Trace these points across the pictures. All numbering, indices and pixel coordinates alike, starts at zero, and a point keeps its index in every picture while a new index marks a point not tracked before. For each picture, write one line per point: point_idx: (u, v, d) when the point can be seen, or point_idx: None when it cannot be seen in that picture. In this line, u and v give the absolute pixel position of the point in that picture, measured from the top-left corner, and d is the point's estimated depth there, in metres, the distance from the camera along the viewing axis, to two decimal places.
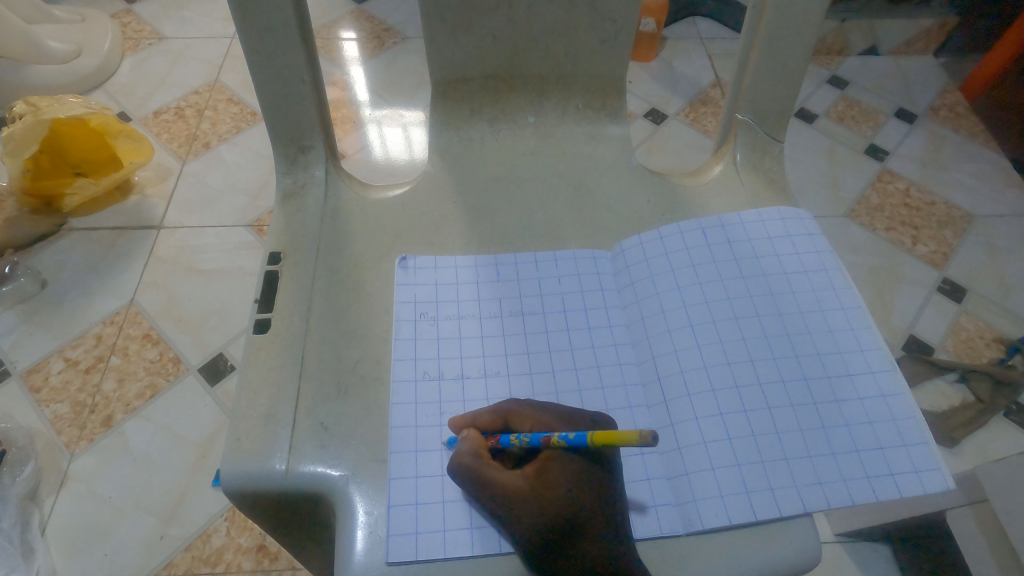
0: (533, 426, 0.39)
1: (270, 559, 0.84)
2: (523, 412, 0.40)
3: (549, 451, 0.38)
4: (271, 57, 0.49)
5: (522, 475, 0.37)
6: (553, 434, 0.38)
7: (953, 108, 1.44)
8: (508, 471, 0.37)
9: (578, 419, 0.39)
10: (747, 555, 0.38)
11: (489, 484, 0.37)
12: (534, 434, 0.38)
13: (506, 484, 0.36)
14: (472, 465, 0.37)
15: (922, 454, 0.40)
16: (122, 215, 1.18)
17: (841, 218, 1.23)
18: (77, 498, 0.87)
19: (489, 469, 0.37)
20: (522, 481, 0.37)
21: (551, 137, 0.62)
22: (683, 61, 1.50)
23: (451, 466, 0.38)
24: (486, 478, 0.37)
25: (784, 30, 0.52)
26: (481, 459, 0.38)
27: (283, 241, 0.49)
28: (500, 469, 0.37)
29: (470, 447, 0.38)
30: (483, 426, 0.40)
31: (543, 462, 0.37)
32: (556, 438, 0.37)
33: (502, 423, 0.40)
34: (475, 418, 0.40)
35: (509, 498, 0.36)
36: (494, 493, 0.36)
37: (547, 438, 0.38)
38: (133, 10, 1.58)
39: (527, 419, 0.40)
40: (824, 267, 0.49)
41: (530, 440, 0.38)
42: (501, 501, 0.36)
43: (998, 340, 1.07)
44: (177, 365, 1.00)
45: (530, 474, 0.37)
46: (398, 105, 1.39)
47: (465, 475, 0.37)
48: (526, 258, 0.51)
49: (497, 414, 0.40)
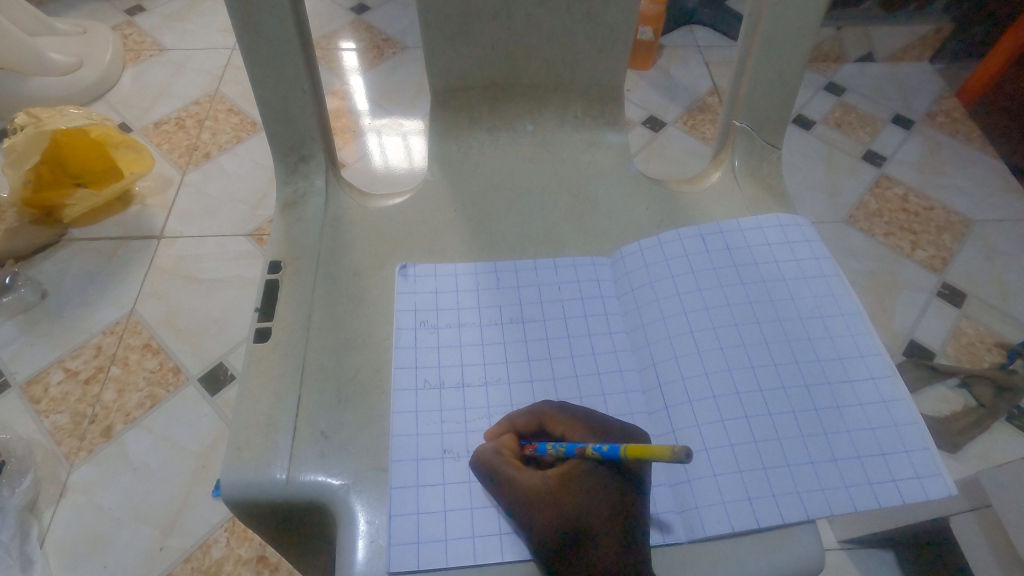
0: (567, 433, 0.39)
1: (269, 570, 0.83)
2: (558, 417, 0.39)
3: (580, 461, 0.37)
4: (271, 66, 0.49)
5: (542, 474, 0.37)
6: (588, 445, 0.37)
7: (950, 113, 1.44)
8: (528, 470, 0.37)
9: (609, 433, 0.38)
10: (750, 564, 0.38)
11: (505, 481, 0.37)
12: (570, 444, 0.37)
13: (524, 482, 0.36)
14: (493, 462, 0.38)
15: (923, 460, 0.40)
16: (123, 225, 1.18)
17: (839, 224, 1.23)
18: (76, 510, 0.87)
19: (509, 467, 0.37)
20: (542, 482, 0.36)
21: (550, 145, 0.62)
22: (681, 68, 1.51)
23: (473, 462, 0.38)
24: (505, 475, 0.37)
25: (779, 38, 0.53)
26: (501, 455, 0.38)
27: (284, 250, 0.49)
28: (519, 468, 0.37)
29: (494, 445, 0.39)
30: (520, 429, 0.40)
31: (569, 470, 0.36)
32: (592, 449, 0.36)
33: (537, 425, 0.40)
34: (511, 422, 0.40)
35: (525, 497, 0.36)
36: (510, 490, 0.37)
37: (581, 449, 0.37)
38: (134, 22, 1.59)
39: (561, 426, 0.39)
40: (824, 273, 0.49)
41: (566, 449, 0.37)
42: (516, 499, 0.36)
43: (999, 345, 1.06)
44: (177, 374, 1.00)
45: (552, 476, 0.36)
46: (397, 115, 1.40)
47: (483, 471, 0.38)
48: (525, 266, 0.51)
49: (532, 415, 0.40)
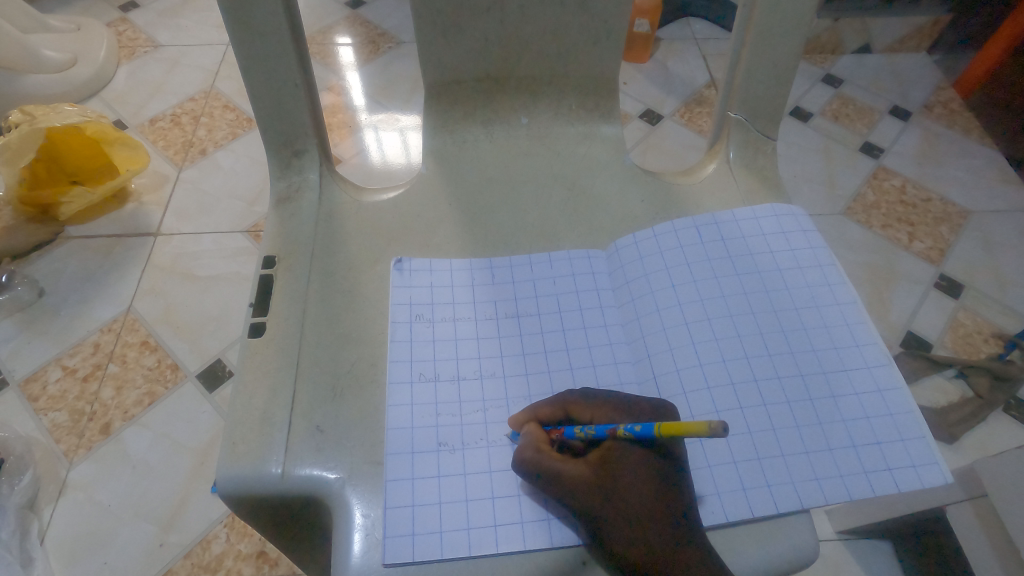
0: (595, 417, 0.39)
1: (270, 565, 0.83)
2: (583, 403, 0.40)
3: (614, 441, 0.37)
4: (264, 62, 0.49)
5: (584, 463, 0.37)
6: (619, 426, 0.37)
7: (948, 105, 1.44)
8: (571, 461, 0.37)
9: (637, 410, 0.39)
10: (748, 554, 0.38)
11: (552, 476, 0.37)
12: (600, 426, 0.38)
13: (570, 475, 0.36)
14: (535, 459, 0.38)
15: (919, 448, 0.40)
16: (119, 222, 1.18)
17: (837, 216, 1.23)
18: (76, 507, 0.87)
19: (552, 460, 0.37)
20: (586, 469, 0.37)
21: (544, 137, 0.62)
22: (678, 62, 1.51)
23: (515, 462, 0.38)
24: (550, 470, 0.37)
25: (775, 29, 0.52)
26: (541, 452, 0.38)
27: (278, 245, 0.49)
28: (561, 459, 0.37)
29: (531, 441, 0.39)
30: (545, 419, 0.40)
31: (608, 453, 0.37)
32: (623, 430, 0.37)
33: (563, 414, 0.40)
34: (535, 412, 0.40)
35: (574, 487, 0.36)
36: (560, 484, 0.36)
37: (613, 430, 0.37)
38: (128, 19, 1.58)
39: (588, 410, 0.39)
40: (820, 263, 0.49)
41: (596, 431, 0.38)
42: (566, 492, 0.36)
43: (996, 335, 1.07)
44: (175, 371, 1.00)
45: (594, 462, 0.37)
46: (394, 110, 1.39)
47: (529, 469, 0.38)
48: (520, 261, 0.51)
49: (558, 406, 0.40)
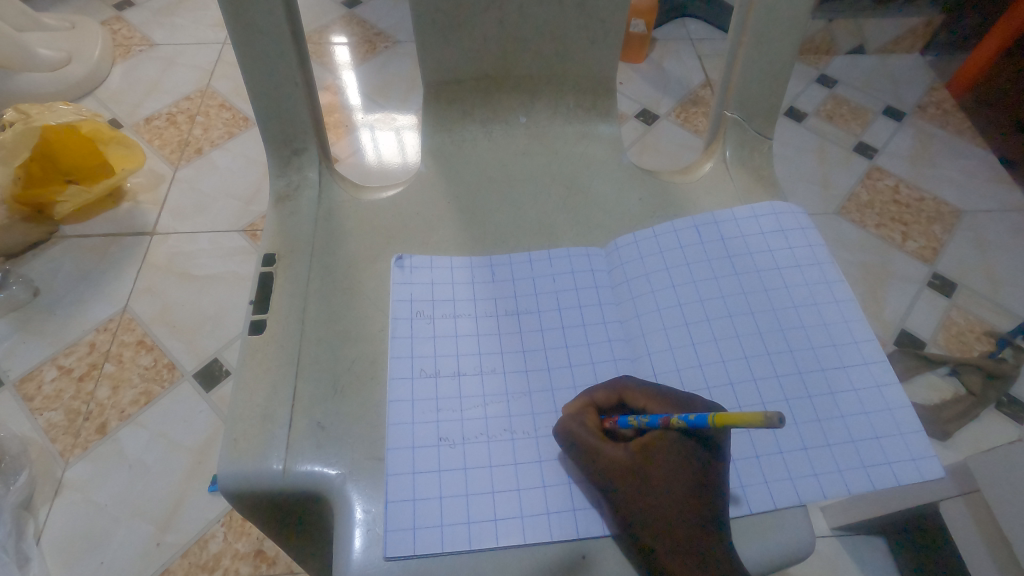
0: (648, 406, 0.39)
1: (267, 564, 0.83)
2: (639, 391, 0.40)
3: (664, 431, 0.37)
4: (265, 62, 0.49)
5: (628, 448, 0.37)
6: (672, 416, 0.37)
7: (941, 105, 1.45)
8: (614, 444, 0.38)
9: (692, 406, 0.38)
10: (745, 546, 0.38)
11: (592, 453, 0.38)
12: (653, 415, 0.38)
13: (609, 455, 0.37)
14: (575, 432, 0.39)
15: (917, 442, 0.41)
16: (114, 221, 1.18)
17: (831, 216, 1.24)
18: (73, 506, 0.87)
19: (594, 438, 0.38)
20: (626, 455, 0.37)
21: (542, 136, 0.63)
22: (674, 62, 1.51)
23: (558, 432, 0.39)
24: (593, 446, 0.38)
25: (771, 30, 0.53)
26: (584, 425, 0.39)
27: (277, 243, 0.49)
28: (605, 441, 0.38)
29: (578, 417, 0.39)
30: (600, 403, 0.40)
31: (653, 440, 0.37)
32: (677, 419, 0.36)
33: (617, 399, 0.40)
34: (591, 396, 0.41)
35: (609, 468, 0.37)
36: (596, 463, 0.37)
37: (666, 419, 0.37)
38: (123, 17, 1.58)
39: (642, 400, 0.39)
40: (817, 261, 0.50)
41: (648, 420, 0.37)
42: (602, 470, 0.37)
43: (988, 334, 1.08)
44: (171, 370, 1.00)
45: (635, 449, 0.37)
46: (391, 109, 1.39)
47: (569, 442, 0.39)
48: (520, 259, 0.51)
49: (613, 390, 0.40)
